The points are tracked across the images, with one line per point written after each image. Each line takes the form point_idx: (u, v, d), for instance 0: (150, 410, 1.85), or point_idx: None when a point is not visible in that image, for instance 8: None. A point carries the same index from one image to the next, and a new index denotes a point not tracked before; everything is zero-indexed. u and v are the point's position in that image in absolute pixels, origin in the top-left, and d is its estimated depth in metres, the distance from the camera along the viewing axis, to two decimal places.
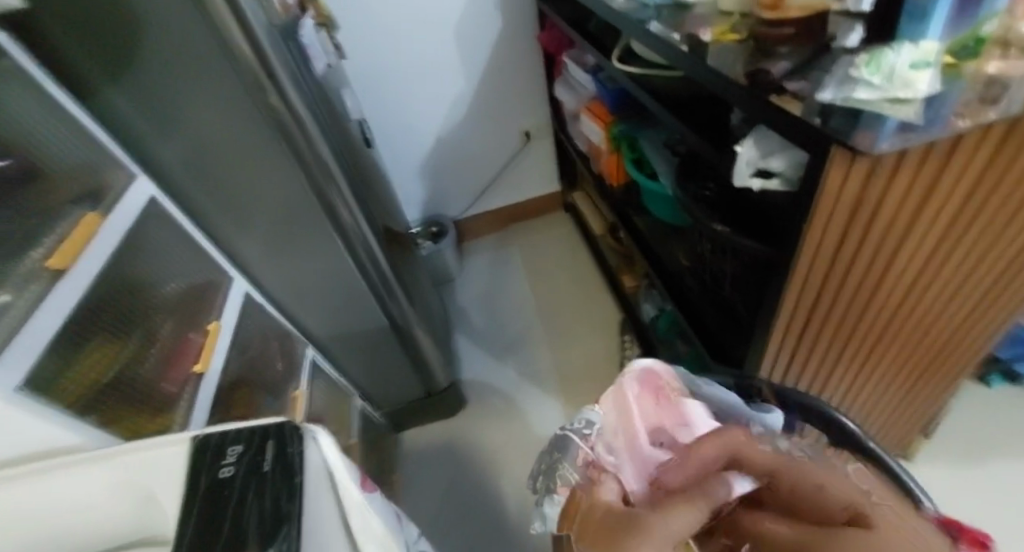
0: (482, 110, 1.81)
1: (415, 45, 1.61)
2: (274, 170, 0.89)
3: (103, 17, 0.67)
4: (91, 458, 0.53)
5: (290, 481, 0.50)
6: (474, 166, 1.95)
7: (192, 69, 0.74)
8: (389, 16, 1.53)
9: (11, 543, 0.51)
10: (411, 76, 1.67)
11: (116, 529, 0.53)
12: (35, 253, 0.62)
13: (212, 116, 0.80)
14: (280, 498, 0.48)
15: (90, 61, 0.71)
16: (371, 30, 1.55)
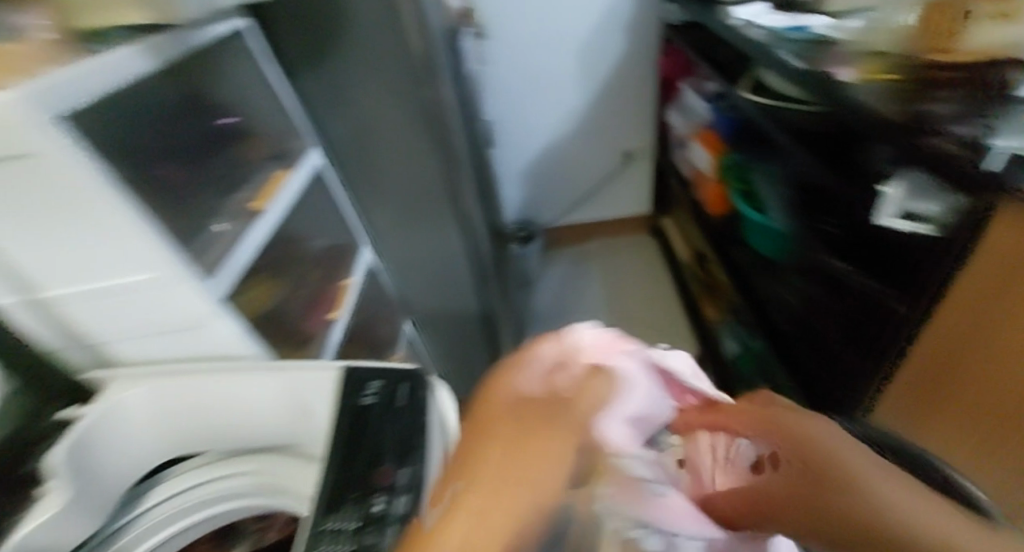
0: (597, 125, 1.86)
1: (546, 58, 1.70)
2: (419, 154, 1.00)
3: (320, 11, 0.81)
4: (261, 368, 0.60)
5: (418, 420, 0.57)
6: (579, 179, 1.99)
7: (375, 59, 0.87)
8: (527, 29, 1.64)
9: (187, 427, 0.60)
10: (537, 86, 1.76)
11: (268, 432, 0.60)
12: (237, 197, 0.74)
13: (381, 101, 0.92)
14: (409, 432, 0.56)
15: (301, 46, 0.86)
16: (509, 36, 1.64)
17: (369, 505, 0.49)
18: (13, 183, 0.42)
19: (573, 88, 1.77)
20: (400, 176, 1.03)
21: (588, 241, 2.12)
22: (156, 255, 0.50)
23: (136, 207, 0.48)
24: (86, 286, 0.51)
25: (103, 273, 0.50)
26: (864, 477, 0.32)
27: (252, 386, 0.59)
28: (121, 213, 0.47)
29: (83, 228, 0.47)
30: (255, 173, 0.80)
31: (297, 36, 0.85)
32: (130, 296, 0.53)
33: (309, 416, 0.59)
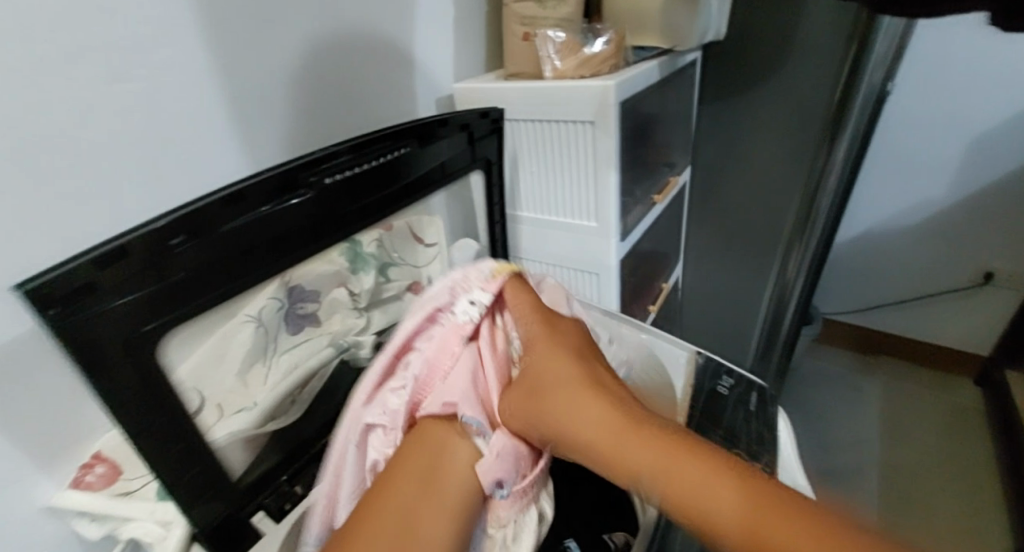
0: (1002, 223, 1.34)
1: (964, 127, 1.28)
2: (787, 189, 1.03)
3: (765, 51, 0.94)
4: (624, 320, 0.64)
5: (772, 435, 0.52)
6: (933, 283, 1.49)
7: (793, 97, 0.95)
8: (955, 87, 1.25)
9: None
10: (932, 158, 1.35)
11: None
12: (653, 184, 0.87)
13: (776, 132, 1.00)
14: (764, 436, 0.51)
15: (729, 78, 1.00)
16: (919, 87, 1.28)
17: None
18: (564, 138, 0.64)
19: (955, 182, 1.34)
20: (755, 203, 1.09)
21: (872, 356, 1.66)
22: (608, 211, 0.66)
23: (617, 170, 0.64)
24: (546, 215, 0.72)
25: (565, 210, 0.70)
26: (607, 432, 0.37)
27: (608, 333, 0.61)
28: (610, 173, 0.63)
29: (580, 175, 0.66)
30: (663, 169, 0.90)
31: (727, 64, 0.98)
32: (570, 233, 0.71)
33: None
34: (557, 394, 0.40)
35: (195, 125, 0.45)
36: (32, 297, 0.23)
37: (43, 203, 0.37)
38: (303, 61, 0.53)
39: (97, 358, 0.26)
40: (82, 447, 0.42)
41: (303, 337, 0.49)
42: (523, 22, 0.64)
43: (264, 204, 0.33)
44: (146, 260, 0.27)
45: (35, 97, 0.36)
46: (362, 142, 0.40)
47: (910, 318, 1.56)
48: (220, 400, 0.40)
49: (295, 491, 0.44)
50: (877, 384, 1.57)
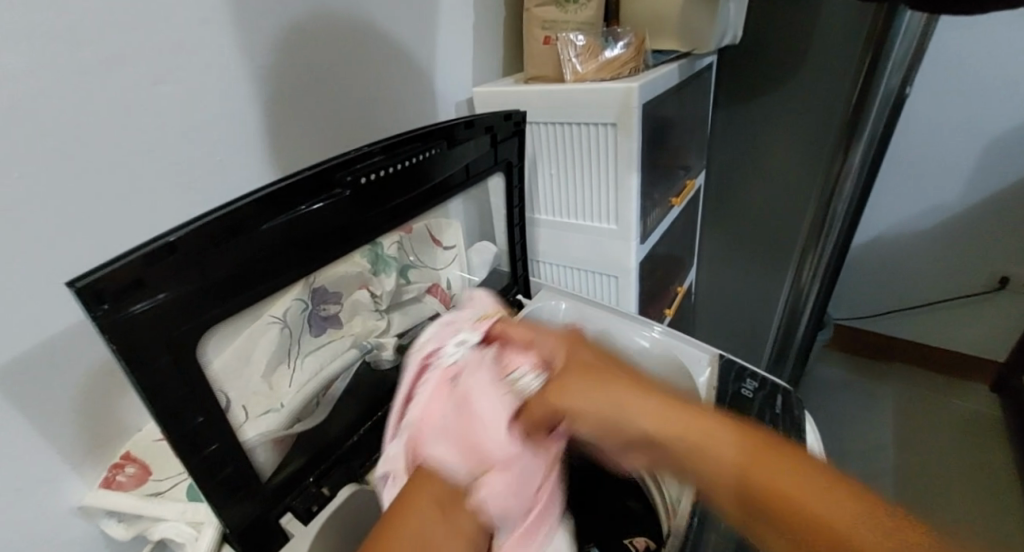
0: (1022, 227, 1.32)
1: (980, 130, 1.27)
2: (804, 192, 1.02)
3: (780, 55, 0.94)
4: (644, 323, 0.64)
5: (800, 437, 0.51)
6: (950, 288, 1.47)
7: (809, 100, 0.95)
8: (972, 90, 1.24)
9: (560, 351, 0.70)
10: (948, 161, 1.34)
11: None
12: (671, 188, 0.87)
13: (792, 135, 0.99)
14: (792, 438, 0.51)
15: (744, 82, 0.99)
16: (936, 90, 1.27)
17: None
18: (585, 141, 0.64)
19: (970, 188, 1.34)
20: (769, 207, 1.09)
21: (885, 362, 1.63)
22: (628, 213, 0.66)
23: (637, 171, 0.64)
24: (565, 218, 0.72)
25: (584, 212, 0.70)
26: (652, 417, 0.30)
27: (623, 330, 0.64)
28: (630, 174, 0.63)
29: (599, 177, 0.66)
30: (679, 172, 0.90)
31: (742, 68, 0.98)
32: (588, 236, 0.71)
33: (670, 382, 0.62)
34: (586, 373, 0.34)
35: (224, 128, 0.46)
36: (86, 293, 0.24)
37: (81, 205, 0.38)
38: (328, 65, 0.54)
39: (144, 354, 0.27)
40: (114, 448, 0.44)
41: (326, 339, 0.49)
42: (544, 26, 0.64)
43: (302, 203, 0.34)
44: (192, 256, 0.28)
45: (76, 101, 0.36)
46: (395, 143, 0.41)
47: (931, 326, 1.54)
48: (249, 401, 0.40)
49: (322, 492, 0.44)
50: (890, 390, 1.55)
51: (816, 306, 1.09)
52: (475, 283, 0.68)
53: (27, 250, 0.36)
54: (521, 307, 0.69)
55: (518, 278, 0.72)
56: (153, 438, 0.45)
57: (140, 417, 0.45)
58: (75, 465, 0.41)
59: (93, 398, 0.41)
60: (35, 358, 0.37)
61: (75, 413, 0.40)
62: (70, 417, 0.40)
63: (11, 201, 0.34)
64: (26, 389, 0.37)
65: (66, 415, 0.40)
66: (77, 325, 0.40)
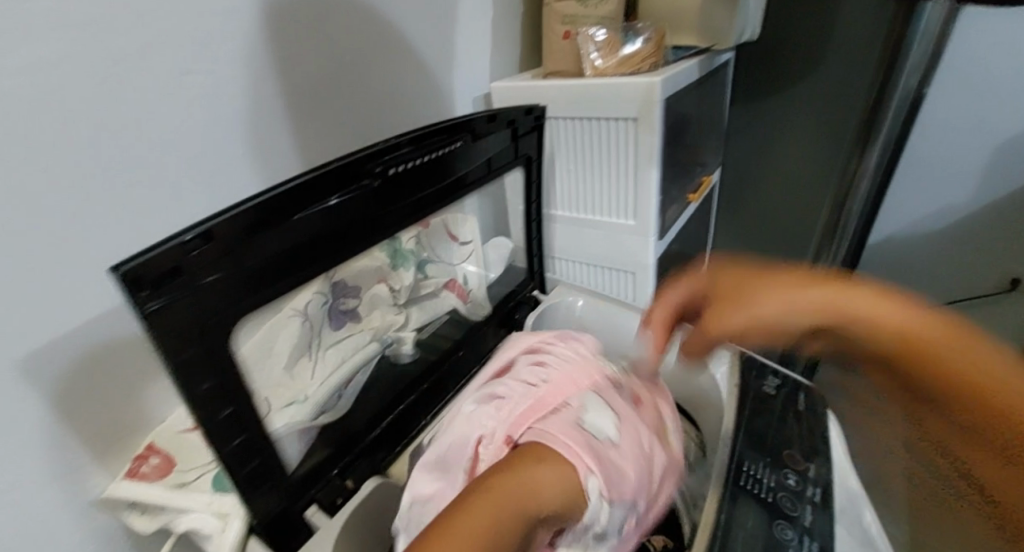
0: None
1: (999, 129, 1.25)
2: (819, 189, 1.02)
3: (797, 52, 0.94)
4: None
5: (823, 436, 0.51)
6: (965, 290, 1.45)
7: (825, 97, 0.95)
8: None
9: None
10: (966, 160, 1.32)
11: None
12: (687, 185, 0.86)
13: (807, 133, 0.99)
14: (815, 440, 0.50)
15: (759, 80, 0.99)
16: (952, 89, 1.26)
17: (782, 476, 0.46)
18: (605, 136, 0.64)
19: (985, 187, 1.30)
20: (783, 206, 1.08)
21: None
22: (647, 209, 0.66)
23: (657, 166, 0.64)
24: (582, 214, 0.72)
25: (602, 208, 0.69)
26: (799, 322, 0.40)
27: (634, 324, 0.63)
28: (649, 169, 0.63)
29: (619, 172, 0.66)
30: (695, 170, 0.89)
31: (757, 66, 0.98)
32: (606, 232, 0.71)
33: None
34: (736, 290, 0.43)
35: (248, 118, 0.46)
36: (125, 280, 0.25)
37: (108, 194, 0.38)
38: (349, 58, 0.53)
39: (177, 343, 0.28)
40: (134, 440, 0.43)
41: (345, 333, 0.50)
42: (565, 21, 0.64)
43: (330, 195, 0.35)
44: (224, 246, 0.29)
45: (106, 90, 0.37)
46: (421, 136, 0.41)
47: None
48: (274, 393, 0.40)
49: (346, 485, 0.44)
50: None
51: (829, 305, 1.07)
52: (491, 281, 0.68)
53: (57, 239, 0.36)
54: (538, 304, 0.68)
55: (534, 273, 0.70)
56: (176, 430, 0.45)
57: (161, 409, 0.45)
58: (96, 457, 0.41)
59: (116, 390, 0.41)
60: (61, 347, 0.37)
61: (100, 404, 0.41)
62: (94, 408, 0.40)
63: (40, 189, 0.35)
64: (51, 378, 0.37)
65: (88, 406, 0.40)
66: (103, 315, 0.40)
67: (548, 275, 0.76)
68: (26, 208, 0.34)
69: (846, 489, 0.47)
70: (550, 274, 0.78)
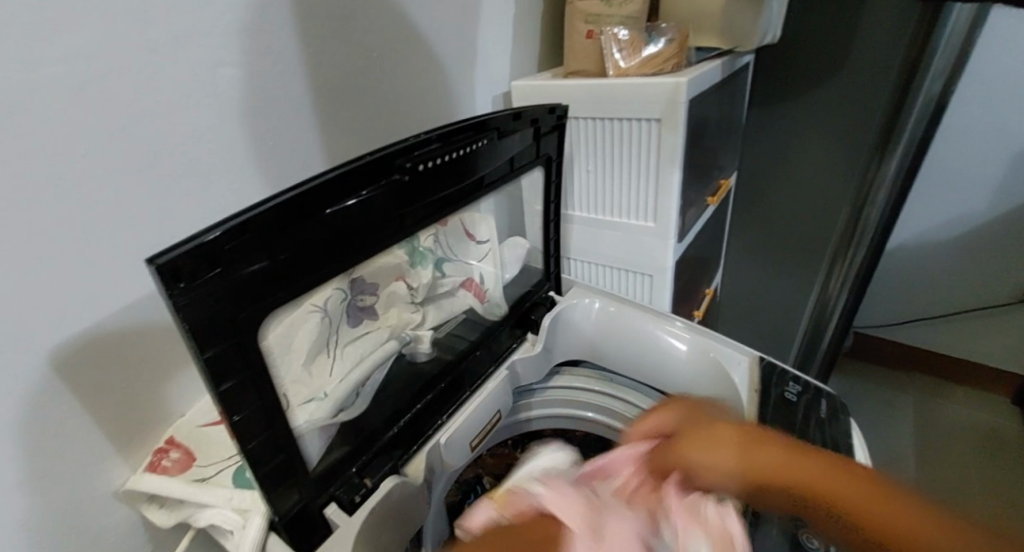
0: None
1: None
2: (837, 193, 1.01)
3: (818, 56, 0.92)
4: (682, 323, 0.63)
5: (846, 443, 0.50)
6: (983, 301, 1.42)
7: (844, 102, 0.94)
8: None
9: (594, 353, 0.67)
10: None
11: (657, 385, 0.64)
12: (706, 187, 0.85)
13: (825, 136, 0.98)
14: (839, 446, 0.50)
15: (778, 84, 0.98)
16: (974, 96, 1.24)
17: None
18: (626, 137, 0.63)
19: (1001, 195, 1.27)
20: (799, 211, 1.07)
21: (904, 371, 1.57)
22: (667, 211, 0.65)
23: (679, 167, 0.63)
24: (601, 214, 0.71)
25: (621, 209, 0.69)
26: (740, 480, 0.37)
27: (650, 327, 0.63)
28: (671, 170, 0.62)
29: (639, 173, 0.65)
30: (713, 172, 0.88)
31: (776, 69, 0.97)
32: (623, 234, 0.70)
33: (703, 386, 0.60)
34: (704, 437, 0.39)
35: (272, 115, 0.45)
36: (163, 271, 0.24)
37: (140, 185, 0.38)
38: (374, 54, 0.53)
39: (210, 334, 0.28)
40: (154, 434, 0.43)
41: (363, 330, 0.49)
42: (587, 20, 0.63)
43: (360, 190, 0.34)
44: (258, 239, 0.28)
45: (142, 82, 0.37)
46: (448, 132, 0.41)
47: (955, 336, 1.48)
48: (294, 389, 0.40)
49: (364, 483, 0.43)
50: (910, 399, 1.50)
51: (846, 315, 1.05)
52: (507, 281, 0.67)
53: (86, 232, 0.36)
54: (554, 305, 0.68)
55: (550, 274, 0.70)
56: (196, 424, 0.44)
57: (181, 402, 0.45)
58: (118, 449, 0.41)
59: (137, 385, 0.41)
60: (89, 339, 0.37)
61: (119, 401, 0.40)
62: (114, 405, 0.40)
63: (75, 178, 0.35)
64: (73, 375, 0.37)
65: (111, 399, 0.40)
66: (125, 309, 0.39)
67: (564, 275, 0.76)
68: (60, 197, 0.34)
69: None
70: (565, 275, 0.78)
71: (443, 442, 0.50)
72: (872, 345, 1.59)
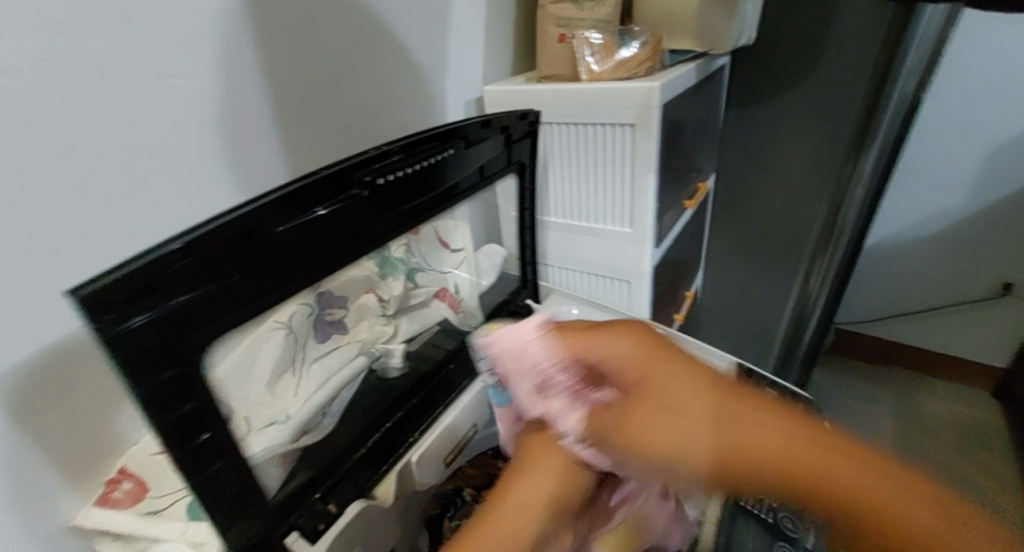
0: None
1: None
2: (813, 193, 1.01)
3: (793, 57, 0.93)
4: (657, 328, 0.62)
5: None
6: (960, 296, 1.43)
7: (819, 102, 0.94)
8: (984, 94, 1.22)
9: None
10: None
11: None
12: (684, 190, 0.85)
13: (801, 136, 0.98)
14: None
15: (754, 86, 0.98)
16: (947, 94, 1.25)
17: None
18: (601, 141, 0.62)
19: (975, 192, 1.29)
20: (777, 211, 1.07)
21: (884, 366, 1.59)
22: (644, 216, 0.64)
23: (654, 172, 0.62)
24: (577, 220, 0.70)
25: (597, 215, 0.68)
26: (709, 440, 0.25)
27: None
28: (646, 174, 0.61)
29: (615, 178, 0.64)
30: (690, 175, 0.88)
31: (752, 71, 0.97)
32: (600, 239, 0.69)
33: None
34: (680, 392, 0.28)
35: (228, 126, 0.43)
36: (86, 304, 0.23)
37: (81, 201, 0.36)
38: (339, 60, 0.52)
39: (150, 368, 0.26)
40: (105, 462, 0.41)
41: (331, 345, 0.48)
42: (559, 24, 0.62)
43: (316, 206, 0.33)
44: (200, 263, 0.27)
45: (81, 95, 0.34)
46: (412, 142, 0.40)
47: (932, 331, 1.49)
48: (253, 412, 0.38)
49: (329, 509, 0.41)
50: (891, 393, 1.51)
51: (825, 313, 1.05)
52: (483, 289, 0.65)
53: (20, 255, 0.33)
54: (531, 313, 0.67)
55: (527, 282, 0.68)
56: (153, 451, 0.42)
57: (134, 428, 0.43)
58: (66, 481, 0.39)
59: (87, 413, 0.39)
60: (30, 370, 0.35)
61: (68, 430, 0.38)
62: (62, 436, 0.38)
63: (11, 200, 0.32)
64: (14, 407, 0.34)
65: (55, 430, 0.37)
66: (70, 335, 0.37)
67: (541, 282, 0.75)
68: None
69: None
70: (542, 281, 0.76)
71: (414, 461, 0.48)
72: (852, 341, 1.60)
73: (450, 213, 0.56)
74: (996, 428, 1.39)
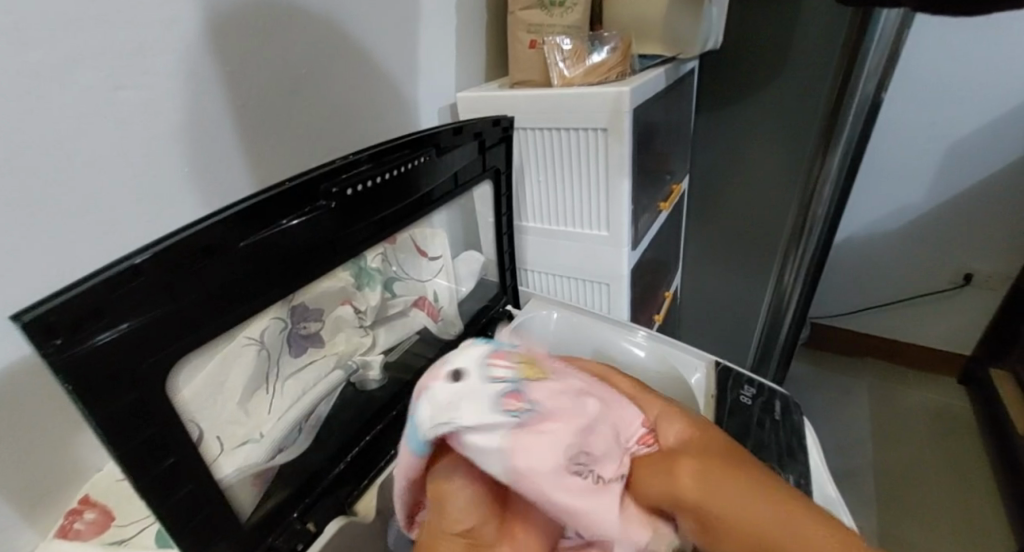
0: (994, 228, 1.33)
1: None
2: (783, 192, 1.03)
3: (757, 60, 0.95)
4: (635, 328, 0.62)
5: (800, 444, 0.50)
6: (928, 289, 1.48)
7: (785, 103, 0.96)
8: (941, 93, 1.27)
9: None
10: None
11: None
12: (659, 191, 0.86)
13: (769, 136, 1.00)
14: (794, 446, 0.50)
15: (722, 89, 1.00)
16: None
17: None
18: (574, 145, 0.63)
19: (935, 187, 1.34)
20: (751, 210, 1.09)
21: (859, 357, 1.63)
22: (619, 218, 0.65)
23: (628, 175, 0.62)
24: (554, 225, 0.70)
25: (574, 219, 0.68)
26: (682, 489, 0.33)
27: (611, 336, 0.62)
28: (620, 177, 0.62)
29: (590, 182, 0.64)
30: (665, 177, 0.89)
31: (721, 74, 0.99)
32: (578, 242, 0.70)
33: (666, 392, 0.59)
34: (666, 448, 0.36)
35: (191, 139, 0.43)
36: (33, 329, 0.22)
37: (29, 220, 0.35)
38: (307, 70, 0.51)
39: (107, 392, 0.25)
40: (66, 493, 0.40)
41: (307, 360, 0.46)
42: (530, 30, 0.62)
43: (283, 218, 0.33)
44: (161, 280, 0.26)
45: (23, 107, 0.33)
46: (381, 151, 0.39)
47: (903, 321, 1.54)
48: (224, 432, 0.37)
49: (308, 529, 0.41)
50: (866, 385, 1.54)
51: (798, 309, 1.06)
52: (462, 295, 0.65)
53: None
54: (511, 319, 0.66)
55: (507, 288, 0.68)
56: (118, 478, 0.41)
57: (97, 457, 0.42)
58: (23, 515, 0.38)
59: (48, 440, 0.38)
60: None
61: (26, 460, 0.37)
62: (20, 466, 0.37)
63: None
64: None
65: (12, 463, 0.36)
66: (29, 359, 0.36)
67: (522, 287, 0.75)
68: None
69: (824, 498, 0.46)
70: (523, 286, 0.76)
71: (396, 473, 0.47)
72: (828, 334, 1.64)
73: (426, 221, 0.55)
74: (967, 415, 1.44)
